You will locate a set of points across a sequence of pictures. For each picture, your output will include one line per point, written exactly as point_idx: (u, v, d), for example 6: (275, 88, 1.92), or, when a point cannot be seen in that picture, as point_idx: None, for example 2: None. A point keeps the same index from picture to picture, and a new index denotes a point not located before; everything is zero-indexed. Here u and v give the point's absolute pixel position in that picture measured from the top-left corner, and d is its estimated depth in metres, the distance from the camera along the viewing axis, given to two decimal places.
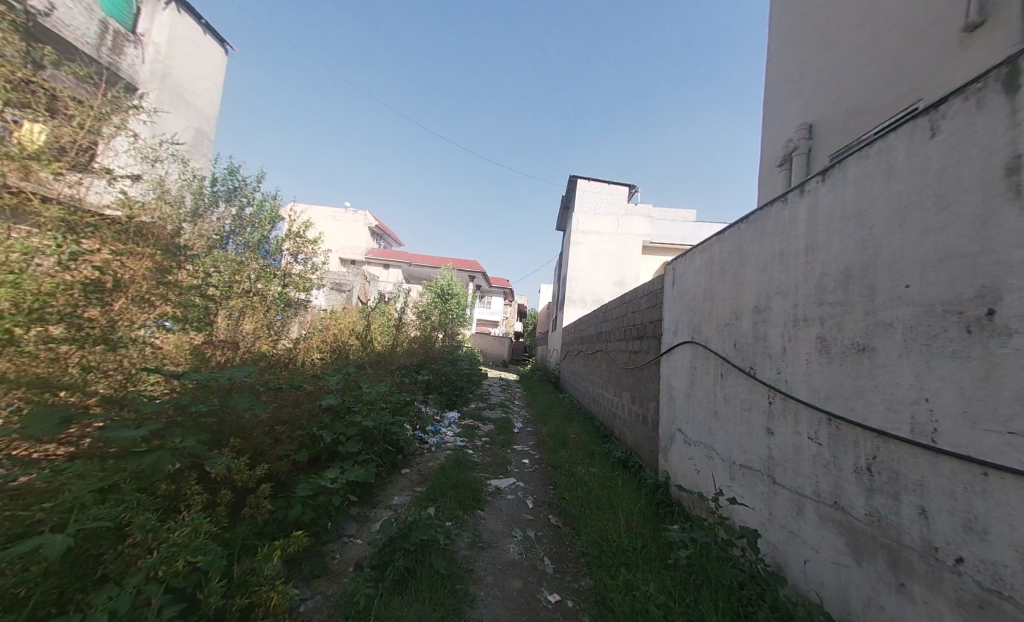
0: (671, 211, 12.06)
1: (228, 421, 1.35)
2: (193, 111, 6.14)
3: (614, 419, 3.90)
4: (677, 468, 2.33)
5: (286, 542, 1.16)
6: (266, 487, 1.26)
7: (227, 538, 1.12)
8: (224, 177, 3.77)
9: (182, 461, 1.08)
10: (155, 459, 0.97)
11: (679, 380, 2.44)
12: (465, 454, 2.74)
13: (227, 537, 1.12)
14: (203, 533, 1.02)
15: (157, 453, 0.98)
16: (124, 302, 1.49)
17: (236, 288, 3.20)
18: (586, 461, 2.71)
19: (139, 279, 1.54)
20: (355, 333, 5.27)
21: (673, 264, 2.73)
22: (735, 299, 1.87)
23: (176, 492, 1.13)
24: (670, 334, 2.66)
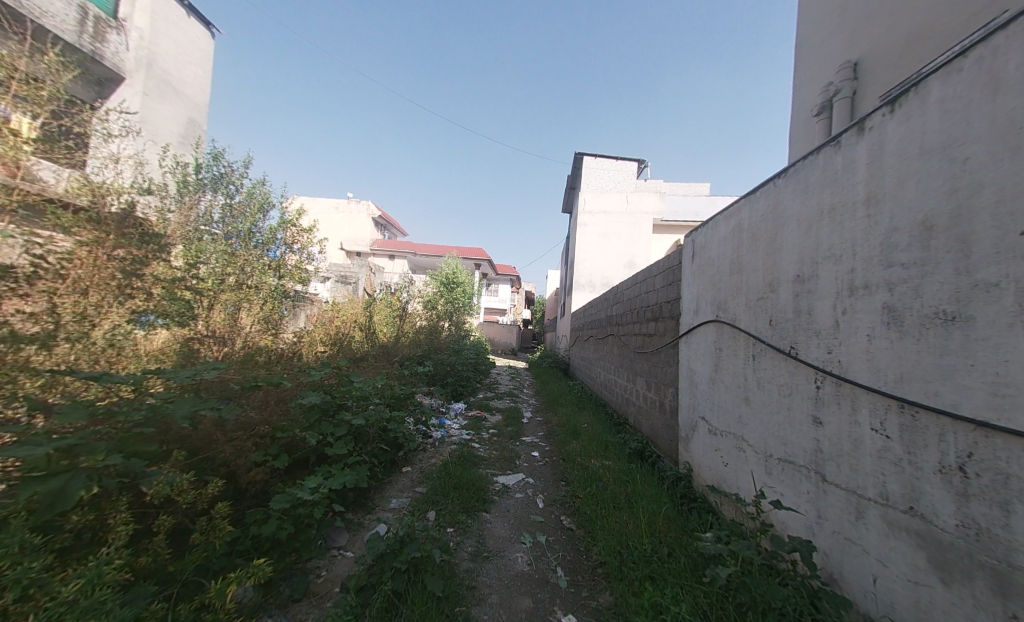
0: (684, 187, 11.48)
1: (175, 429, 1.17)
2: (183, 101, 5.96)
3: (628, 406, 3.70)
4: (702, 460, 2.12)
5: (246, 573, 1.00)
6: (222, 507, 1.08)
7: (173, 571, 0.95)
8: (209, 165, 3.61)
9: (106, 482, 0.91)
10: (63, 482, 0.83)
11: (702, 364, 2.21)
12: (471, 448, 2.59)
13: (173, 569, 0.95)
14: (117, 578, 0.84)
15: (67, 476, 0.84)
16: (72, 297, 1.42)
17: (226, 281, 3.05)
18: (601, 453, 2.51)
19: (93, 270, 1.48)
20: (359, 325, 5.16)
21: (694, 234, 2.45)
22: (770, 269, 1.62)
23: (100, 520, 0.95)
24: (691, 313, 2.41)
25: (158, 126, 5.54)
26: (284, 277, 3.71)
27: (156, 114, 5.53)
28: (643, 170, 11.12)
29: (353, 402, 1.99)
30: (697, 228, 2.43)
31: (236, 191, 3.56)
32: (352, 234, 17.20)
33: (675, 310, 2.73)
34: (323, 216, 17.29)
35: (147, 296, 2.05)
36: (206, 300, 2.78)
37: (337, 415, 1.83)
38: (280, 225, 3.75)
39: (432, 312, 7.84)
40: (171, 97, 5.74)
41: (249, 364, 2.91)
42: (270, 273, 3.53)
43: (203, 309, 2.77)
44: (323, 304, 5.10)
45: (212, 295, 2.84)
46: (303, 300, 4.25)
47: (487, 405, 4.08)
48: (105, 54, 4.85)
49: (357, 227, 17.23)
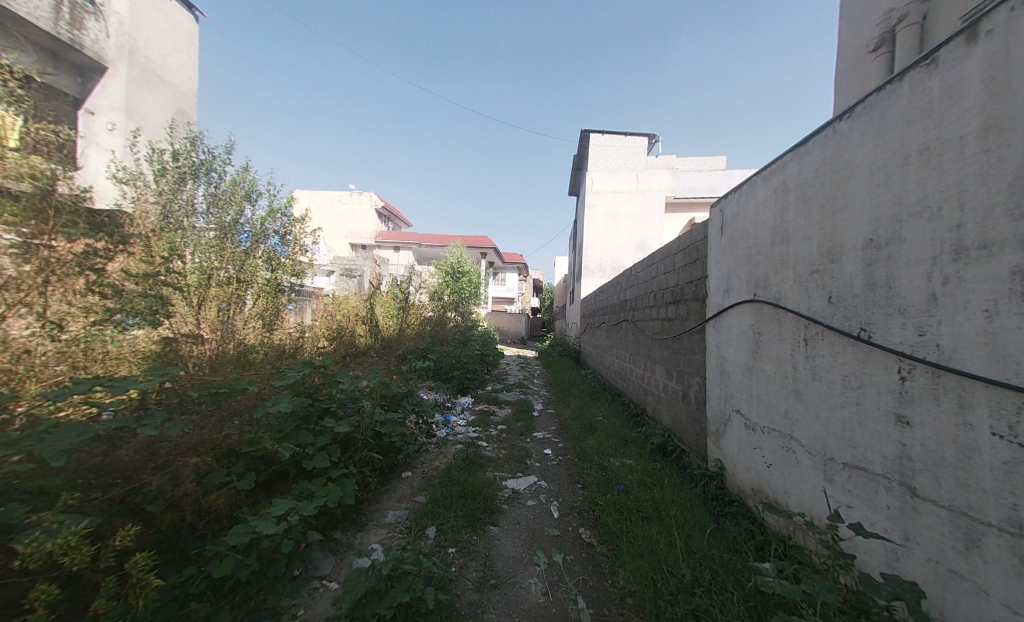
0: (697, 161, 10.89)
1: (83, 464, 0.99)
2: (169, 90, 5.76)
3: (647, 395, 3.45)
4: (739, 459, 1.86)
5: None
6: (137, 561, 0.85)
7: None
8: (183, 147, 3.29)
9: None
10: None
11: (737, 351, 1.93)
12: (478, 447, 2.40)
13: None
14: None
15: None
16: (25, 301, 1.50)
17: (209, 278, 2.94)
18: (622, 451, 2.29)
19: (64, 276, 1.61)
20: (360, 318, 5.00)
21: (724, 201, 2.13)
22: (830, 234, 1.32)
23: None
24: (721, 293, 2.12)
25: (145, 118, 5.39)
26: (276, 271, 3.52)
27: (143, 105, 5.35)
28: (653, 145, 10.56)
29: (343, 404, 1.80)
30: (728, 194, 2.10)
31: (219, 180, 3.37)
32: (356, 227, 17.05)
33: (701, 290, 2.44)
34: (326, 210, 17.17)
35: (115, 292, 1.88)
36: (194, 297, 2.75)
37: (322, 421, 1.63)
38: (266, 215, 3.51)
39: (437, 302, 7.66)
40: (157, 85, 5.54)
41: (242, 361, 2.79)
42: (264, 264, 3.43)
43: (203, 303, 2.84)
44: (325, 297, 5.12)
45: (202, 293, 2.83)
46: (301, 294, 4.10)
47: (495, 398, 3.89)
48: (84, 42, 4.67)
49: (360, 220, 17.06)
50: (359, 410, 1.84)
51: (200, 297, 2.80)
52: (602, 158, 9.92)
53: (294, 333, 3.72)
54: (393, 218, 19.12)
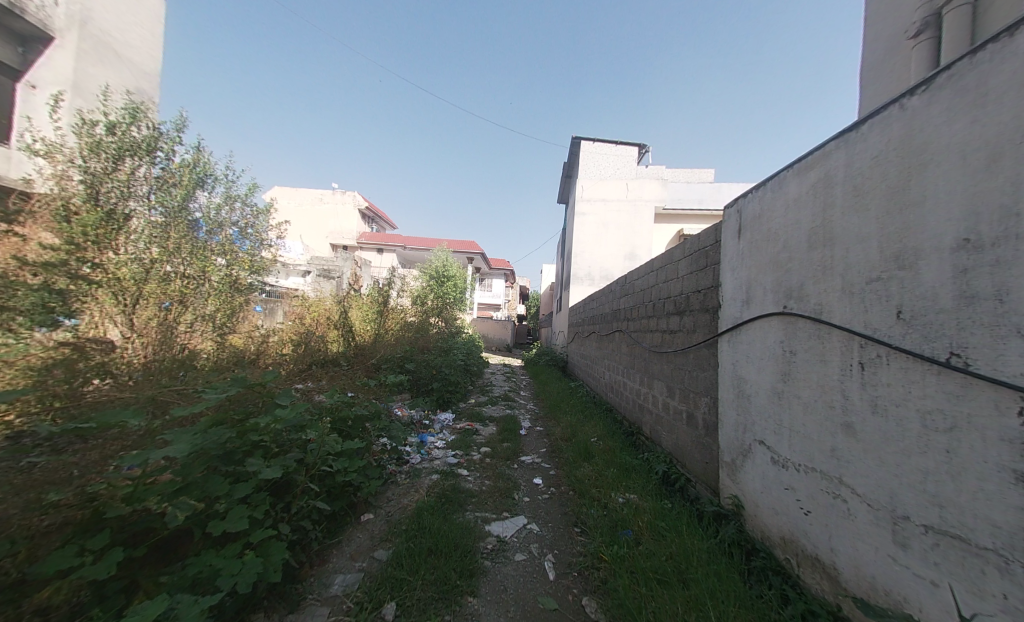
0: (686, 173, 10.97)
1: None
2: (132, 66, 5.12)
3: (644, 413, 3.18)
4: (765, 500, 1.59)
5: None
6: None
7: None
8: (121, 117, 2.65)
9: None
10: None
11: (760, 371, 1.68)
12: (457, 477, 2.06)
13: None
14: None
15: None
16: None
17: (153, 272, 2.54)
18: (625, 482, 1.99)
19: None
20: (332, 321, 4.58)
21: (743, 200, 1.91)
22: (897, 234, 1.08)
23: None
24: (739, 304, 1.88)
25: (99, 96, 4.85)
26: (235, 265, 3.20)
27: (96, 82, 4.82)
28: (643, 156, 10.59)
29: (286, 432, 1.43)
30: (748, 192, 1.89)
31: (168, 159, 2.83)
32: (338, 227, 16.40)
33: (711, 300, 2.20)
34: (307, 208, 16.47)
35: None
36: (128, 294, 2.34)
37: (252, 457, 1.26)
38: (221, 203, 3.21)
39: (420, 307, 7.24)
40: (115, 60, 4.91)
41: (182, 371, 2.38)
42: (218, 255, 3.06)
43: (140, 301, 2.45)
44: (293, 298, 4.68)
45: (148, 289, 2.48)
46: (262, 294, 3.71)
47: (478, 414, 3.52)
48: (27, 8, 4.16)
49: (342, 220, 16.42)
50: (307, 440, 1.47)
51: (145, 293, 2.46)
52: (593, 165, 9.83)
53: (249, 338, 3.28)
54: (377, 218, 18.60)
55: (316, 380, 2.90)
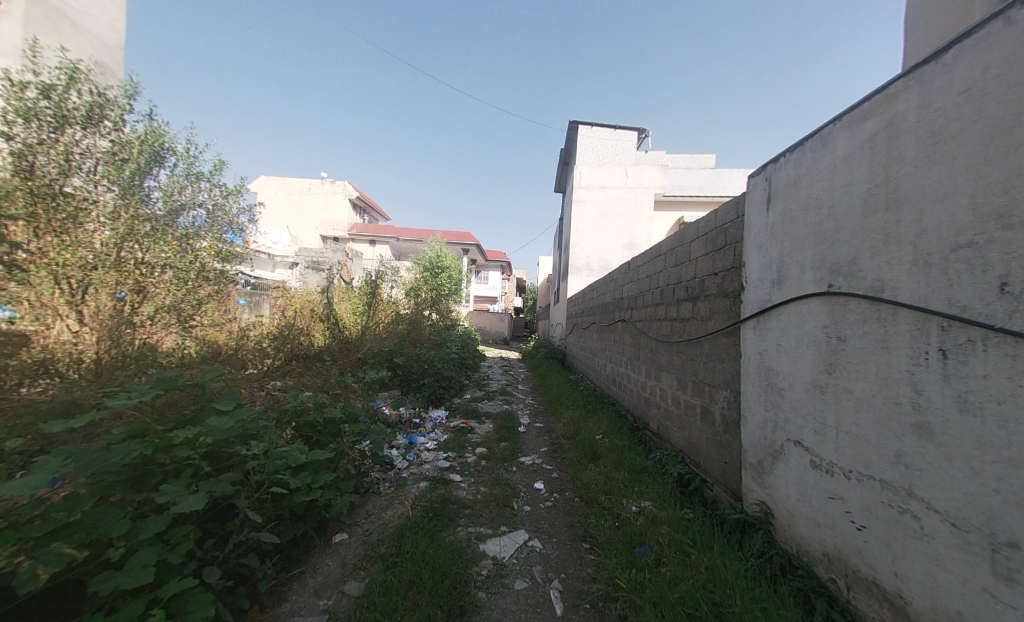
0: (687, 159, 10.67)
1: None
2: (88, 38, 4.44)
3: (652, 408, 2.96)
4: (804, 509, 1.38)
5: None
6: None
7: None
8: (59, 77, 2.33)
9: None
10: None
11: (795, 361, 1.45)
12: (448, 483, 1.83)
13: None
14: None
15: None
16: None
17: (108, 259, 2.28)
18: (636, 487, 1.78)
19: None
20: (318, 314, 4.31)
21: (774, 166, 1.67)
22: (997, 184, 0.84)
23: None
24: (768, 285, 1.64)
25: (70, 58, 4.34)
26: (194, 251, 2.95)
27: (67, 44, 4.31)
28: (642, 142, 10.28)
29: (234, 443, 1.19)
30: (780, 156, 1.64)
31: (117, 130, 2.53)
32: (328, 218, 15.94)
33: (730, 283, 1.97)
34: (295, 199, 15.95)
35: None
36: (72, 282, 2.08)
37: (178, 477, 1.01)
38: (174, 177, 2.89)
39: (412, 299, 6.95)
40: (72, 33, 4.31)
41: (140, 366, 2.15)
42: (181, 244, 2.83)
43: (91, 290, 2.20)
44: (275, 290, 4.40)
45: (105, 278, 2.23)
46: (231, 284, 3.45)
47: (473, 410, 3.28)
48: None
49: (333, 211, 15.97)
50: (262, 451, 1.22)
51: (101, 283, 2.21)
52: (589, 151, 9.50)
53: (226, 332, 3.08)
54: (370, 209, 18.11)
55: (292, 378, 2.64)
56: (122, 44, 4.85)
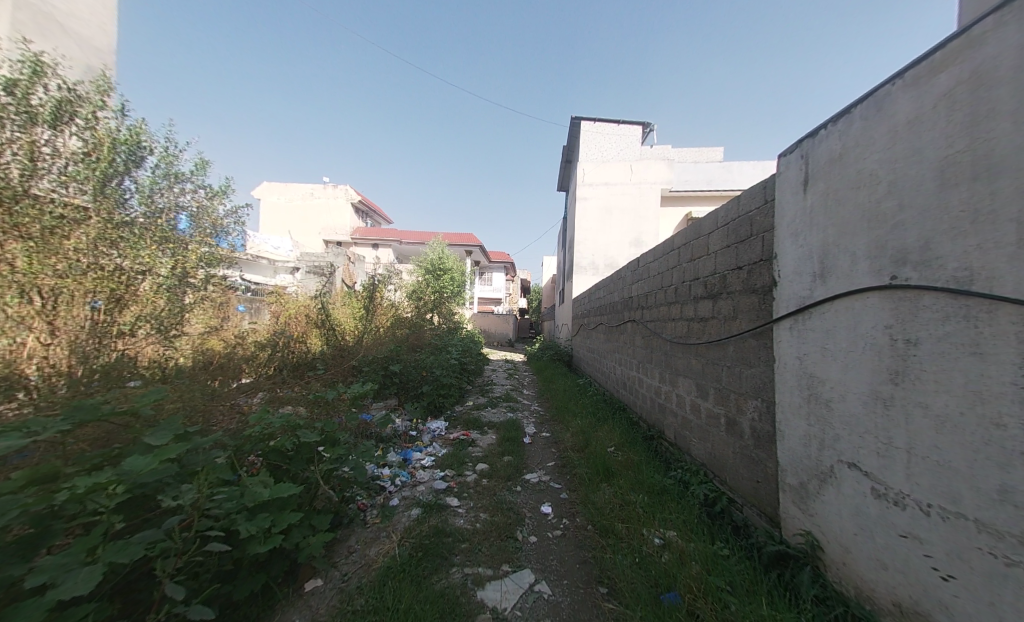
0: (693, 153, 10.39)
1: None
2: (76, 40, 4.34)
3: (669, 416, 2.73)
4: (863, 546, 1.15)
5: None
6: None
7: None
8: (23, 75, 2.23)
9: None
10: None
11: (846, 368, 1.22)
12: (445, 510, 1.63)
13: None
14: None
15: None
16: None
17: (80, 264, 2.12)
18: (657, 512, 1.56)
19: None
20: (314, 320, 4.16)
21: (813, 140, 1.42)
22: None
23: None
24: (807, 279, 1.42)
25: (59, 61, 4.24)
26: (179, 252, 2.87)
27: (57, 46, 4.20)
28: (646, 137, 10.03)
29: (175, 481, 0.99)
30: (821, 128, 1.40)
31: (89, 127, 2.40)
32: (331, 222, 15.91)
33: (759, 278, 1.74)
34: (298, 204, 15.96)
35: None
36: (40, 291, 1.92)
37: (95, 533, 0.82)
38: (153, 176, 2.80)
39: (413, 302, 6.78)
40: (60, 35, 4.20)
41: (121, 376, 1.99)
42: (158, 247, 2.69)
43: (63, 301, 2.03)
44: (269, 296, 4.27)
45: (75, 286, 2.07)
46: (218, 290, 3.32)
47: (475, 420, 3.07)
48: None
49: (336, 216, 15.97)
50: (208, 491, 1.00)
51: (71, 291, 2.04)
52: (593, 147, 9.27)
53: (221, 342, 3.05)
54: (372, 213, 18.07)
55: (279, 390, 2.47)
56: (112, 48, 4.79)
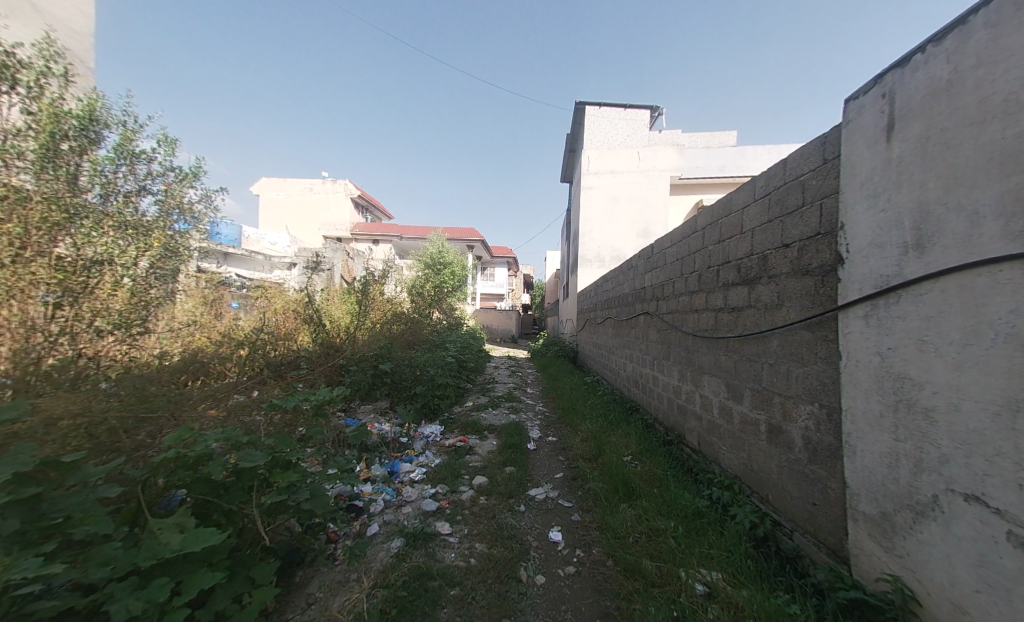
0: (704, 138, 9.94)
1: None
2: (51, 20, 4.08)
3: (692, 419, 2.43)
4: (990, 611, 0.84)
5: None
6: None
7: None
8: None
9: None
10: None
11: (958, 370, 0.90)
12: (432, 541, 1.34)
13: None
14: None
15: None
16: None
17: (21, 254, 1.84)
18: (695, 546, 1.26)
19: None
20: (303, 315, 3.89)
21: (902, 70, 1.08)
22: None
23: None
24: (891, 253, 1.09)
25: None
26: (141, 241, 2.56)
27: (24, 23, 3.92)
28: (654, 122, 9.59)
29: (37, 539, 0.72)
30: (915, 53, 1.05)
31: (32, 95, 2.16)
32: (331, 217, 15.68)
33: (814, 256, 1.42)
34: (298, 199, 15.76)
35: None
36: None
37: None
38: (113, 154, 2.54)
39: (412, 297, 6.50)
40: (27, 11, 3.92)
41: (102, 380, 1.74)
42: (118, 234, 2.40)
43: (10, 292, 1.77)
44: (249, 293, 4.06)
45: (14, 277, 1.79)
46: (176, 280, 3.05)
47: (473, 422, 2.79)
48: None
49: (335, 211, 15.72)
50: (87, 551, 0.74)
51: (14, 283, 1.78)
52: (598, 133, 8.90)
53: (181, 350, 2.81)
54: (372, 207, 17.81)
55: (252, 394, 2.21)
56: (91, 29, 4.55)
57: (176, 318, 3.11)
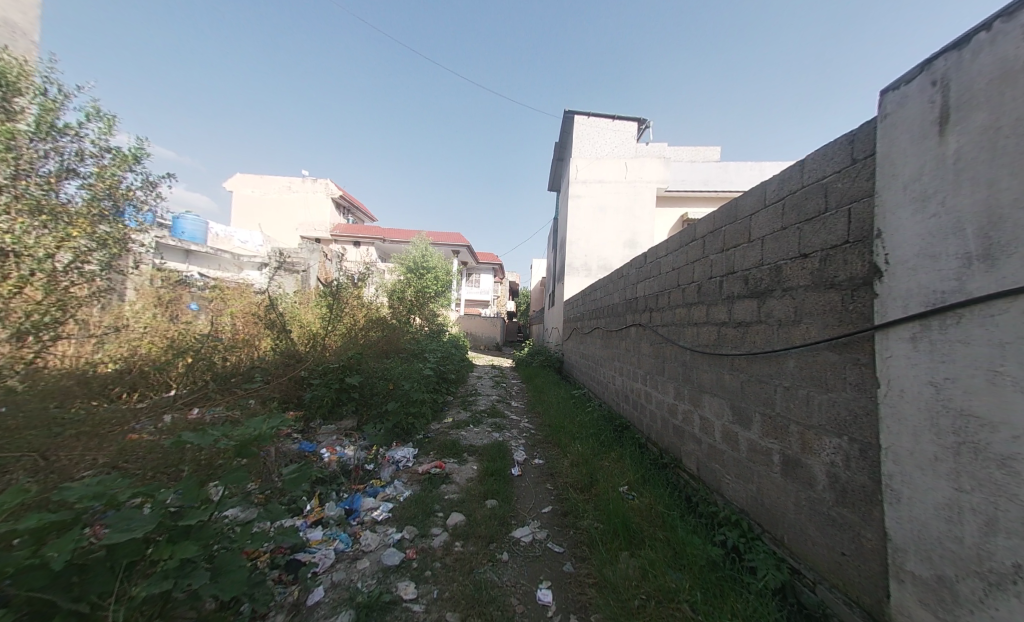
0: (688, 152, 10.13)
1: None
2: None
3: (690, 442, 2.24)
4: None
5: None
6: None
7: None
8: None
9: None
10: None
11: None
12: (390, 613, 1.06)
13: None
14: None
15: None
16: None
17: None
18: (717, 614, 1.02)
19: None
20: (263, 320, 3.51)
21: (958, 55, 0.94)
22: None
23: None
24: (947, 265, 0.93)
25: None
26: (59, 231, 2.06)
27: None
28: (641, 133, 9.69)
29: None
30: (975, 34, 0.91)
31: None
32: (310, 217, 15.09)
33: (841, 267, 1.26)
34: (276, 198, 15.11)
35: None
36: None
37: None
38: (30, 131, 2.17)
39: (391, 302, 6.17)
40: None
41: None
42: (27, 219, 1.96)
43: None
44: (195, 300, 3.72)
45: None
46: (112, 278, 2.69)
47: (451, 443, 2.51)
48: None
49: (314, 210, 15.14)
50: None
51: None
52: (586, 142, 8.88)
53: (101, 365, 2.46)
54: (354, 209, 17.31)
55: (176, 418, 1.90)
56: None
57: (108, 317, 2.76)
